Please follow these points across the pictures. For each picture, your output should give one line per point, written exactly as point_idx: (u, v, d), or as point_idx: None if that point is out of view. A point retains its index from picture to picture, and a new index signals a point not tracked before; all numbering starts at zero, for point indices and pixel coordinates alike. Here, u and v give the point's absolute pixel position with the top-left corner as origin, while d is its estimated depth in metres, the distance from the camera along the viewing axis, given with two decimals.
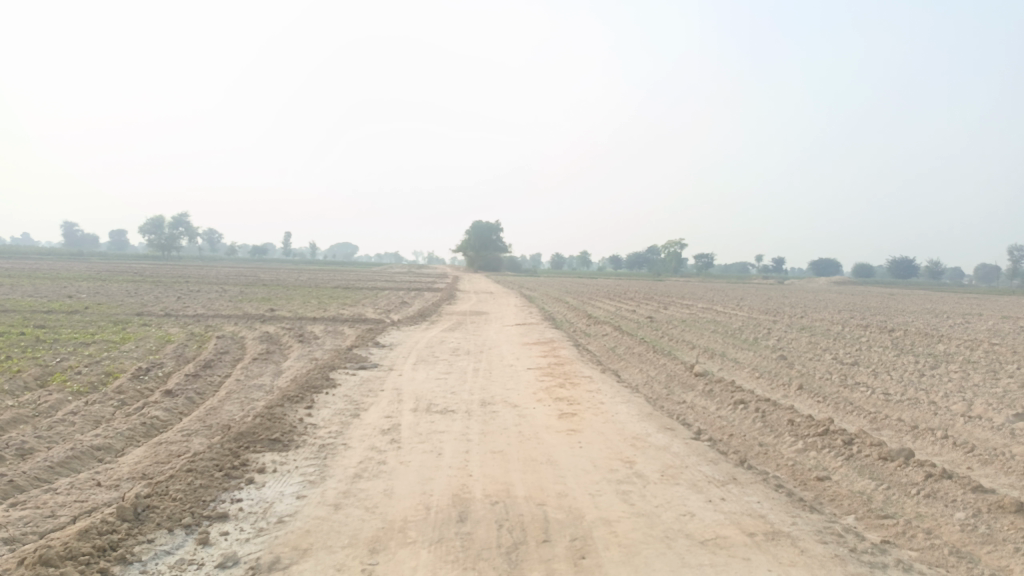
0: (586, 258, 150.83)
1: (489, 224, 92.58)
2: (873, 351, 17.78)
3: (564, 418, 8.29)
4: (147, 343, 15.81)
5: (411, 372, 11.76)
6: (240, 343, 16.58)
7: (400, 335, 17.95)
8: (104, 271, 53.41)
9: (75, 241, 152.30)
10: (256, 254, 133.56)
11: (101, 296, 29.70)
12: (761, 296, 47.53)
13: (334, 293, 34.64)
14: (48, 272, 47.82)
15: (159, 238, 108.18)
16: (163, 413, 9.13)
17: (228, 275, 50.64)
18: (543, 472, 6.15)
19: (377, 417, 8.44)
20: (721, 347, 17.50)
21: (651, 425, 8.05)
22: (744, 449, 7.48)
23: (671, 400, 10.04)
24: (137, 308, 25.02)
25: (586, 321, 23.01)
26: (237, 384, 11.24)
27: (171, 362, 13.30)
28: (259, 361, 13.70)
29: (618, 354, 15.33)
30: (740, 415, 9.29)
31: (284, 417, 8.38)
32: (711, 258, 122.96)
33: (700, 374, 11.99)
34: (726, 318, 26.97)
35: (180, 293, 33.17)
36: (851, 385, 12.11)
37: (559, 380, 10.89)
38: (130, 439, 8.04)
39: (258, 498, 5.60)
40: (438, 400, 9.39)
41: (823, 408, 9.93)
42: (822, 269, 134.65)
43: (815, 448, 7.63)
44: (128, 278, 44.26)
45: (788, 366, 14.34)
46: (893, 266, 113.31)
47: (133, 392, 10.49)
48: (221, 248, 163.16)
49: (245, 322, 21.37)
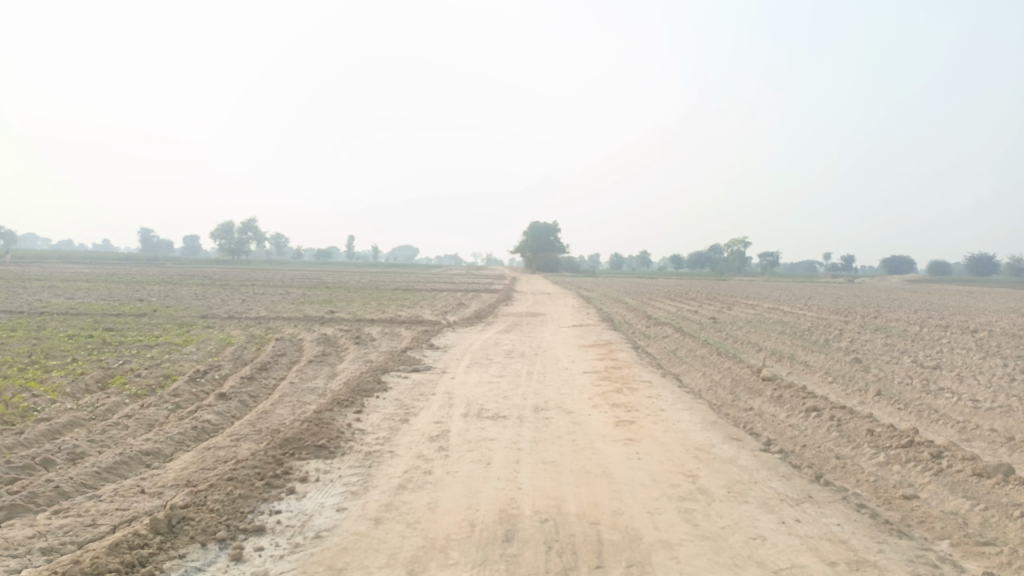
0: (646, 257, 148.98)
1: (547, 224, 92.21)
2: (955, 353, 16.65)
3: (622, 426, 7.83)
4: (207, 345, 15.99)
5: (464, 375, 11.47)
6: (297, 345, 16.62)
7: (456, 337, 17.70)
8: (175, 275, 55.13)
9: (150, 246, 158.37)
10: (320, 256, 136.81)
11: (169, 299, 30.55)
12: (830, 295, 45.68)
13: (393, 295, 34.87)
14: (122, 276, 49.49)
15: (228, 243, 111.83)
16: (215, 417, 9.06)
17: (293, 279, 51.56)
18: (598, 486, 5.71)
19: (426, 423, 8.14)
20: (789, 349, 16.66)
21: (715, 435, 7.51)
22: (818, 462, 6.89)
23: (736, 407, 9.45)
24: (202, 311, 25.57)
25: (646, 322, 22.37)
26: (291, 387, 11.14)
27: (228, 364, 13.36)
28: (314, 363, 13.64)
29: (680, 356, 14.74)
30: (812, 423, 8.65)
31: (332, 423, 8.16)
32: (776, 257, 119.72)
33: (767, 379, 11.32)
34: (794, 319, 25.84)
35: (245, 296, 33.86)
36: (933, 391, 11.22)
37: (616, 385, 10.41)
38: (180, 443, 7.95)
39: (297, 509, 5.35)
40: (490, 405, 9.05)
41: (905, 416, 9.17)
42: (896, 268, 129.32)
43: (898, 462, 6.97)
44: (198, 281, 45.72)
45: (863, 369, 13.47)
46: (971, 263, 108.06)
47: (188, 395, 10.49)
48: (288, 252, 167.25)
49: (304, 324, 21.53)
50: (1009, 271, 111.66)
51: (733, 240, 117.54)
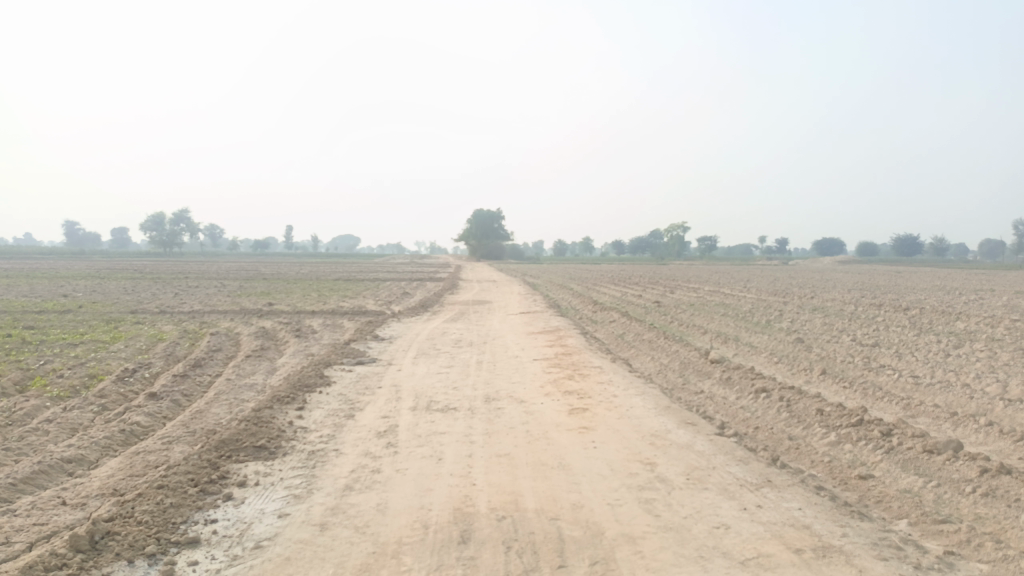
0: (588, 243, 150.49)
1: (491, 212, 91.73)
2: (891, 330, 17.12)
3: (575, 414, 7.65)
4: (137, 342, 15.19)
5: (411, 366, 11.14)
6: (235, 339, 15.96)
7: (401, 327, 17.29)
8: (104, 269, 52.74)
9: (77, 240, 151.57)
10: (257, 247, 133.49)
11: (96, 295, 29.10)
12: (767, 277, 46.83)
13: (333, 287, 34.05)
14: (44, 271, 46.97)
15: (160, 235, 107.81)
16: (145, 419, 8.51)
17: (230, 271, 50.25)
18: (554, 479, 5.50)
19: (372, 418, 7.80)
20: (733, 331, 16.84)
21: (670, 420, 7.40)
22: (773, 444, 6.85)
23: (687, 390, 9.40)
24: (132, 306, 24.43)
25: (593, 307, 22.38)
26: (228, 384, 10.61)
27: (160, 362, 12.68)
28: (253, 358, 13.08)
29: (627, 341, 14.72)
30: (763, 404, 8.65)
31: (271, 421, 7.73)
32: (714, 242, 122.41)
33: (716, 361, 11.34)
34: (735, 301, 26.25)
35: (178, 289, 32.58)
36: (875, 369, 11.43)
37: (567, 372, 10.25)
38: (106, 448, 7.42)
39: (235, 518, 4.98)
40: (439, 397, 8.75)
41: (851, 395, 9.27)
42: (827, 249, 133.80)
43: (850, 441, 6.98)
44: (126, 275, 43.87)
45: (806, 349, 13.68)
46: (897, 243, 112.57)
47: (116, 396, 9.86)
48: (224, 244, 162.53)
49: (241, 317, 20.74)
50: (932, 250, 116.81)
51: (672, 225, 119.48)
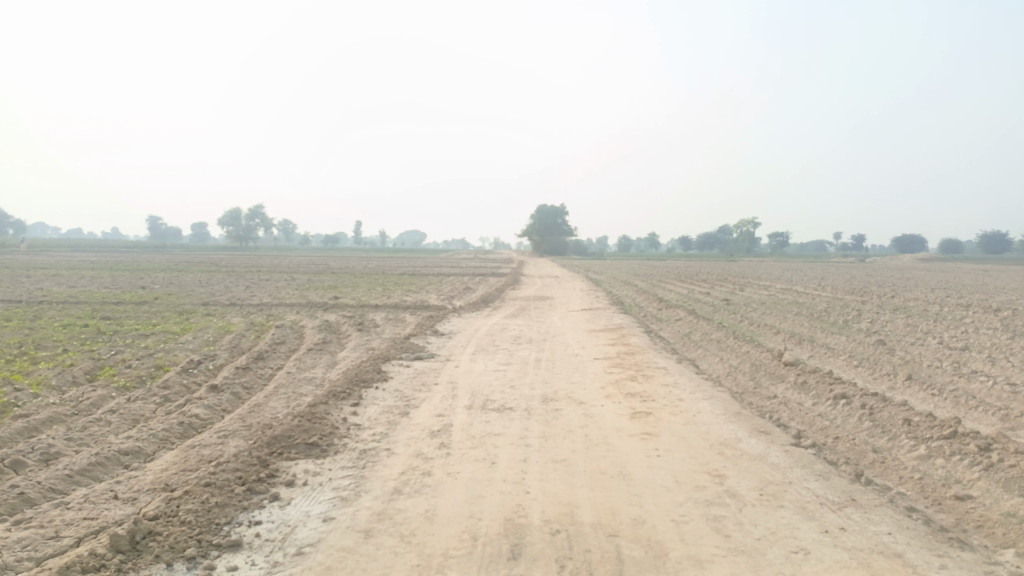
0: (654, 239, 148.32)
1: (555, 208, 91.18)
2: (981, 333, 15.96)
3: (638, 419, 7.24)
4: (205, 334, 15.46)
5: (469, 363, 10.91)
6: (298, 332, 16.08)
7: (461, 322, 17.12)
8: (182, 262, 54.57)
9: (159, 234, 158.11)
10: (327, 242, 136.99)
11: (172, 287, 30.12)
12: (843, 275, 44.89)
13: (398, 281, 34.28)
14: (127, 264, 48.97)
15: (235, 230, 111.40)
16: (204, 412, 8.52)
17: (299, 264, 51.43)
18: (614, 490, 5.12)
19: (427, 417, 7.57)
20: (808, 331, 16.02)
21: (741, 427, 6.91)
22: (855, 457, 6.28)
23: (759, 395, 8.84)
24: (204, 298, 25.09)
25: (658, 305, 21.74)
26: (287, 377, 10.59)
27: (224, 354, 12.83)
28: (314, 352, 13.09)
29: (694, 340, 14.14)
30: (842, 412, 8.04)
31: (325, 418, 7.58)
32: (786, 238, 118.70)
33: (790, 363, 10.69)
34: (809, 300, 25.09)
35: (249, 283, 33.37)
36: (966, 375, 10.56)
37: (630, 372, 9.81)
38: (163, 441, 7.42)
39: (279, 520, 4.80)
40: (496, 395, 8.48)
41: (940, 403, 8.53)
42: (907, 246, 128.00)
43: (942, 456, 6.35)
44: (201, 269, 45.33)
45: (888, 352, 12.81)
46: (984, 240, 106.66)
47: (178, 387, 9.95)
48: (296, 239, 166.98)
49: (306, 310, 20.98)
50: (1022, 247, 110.30)
51: (742, 221, 116.25)
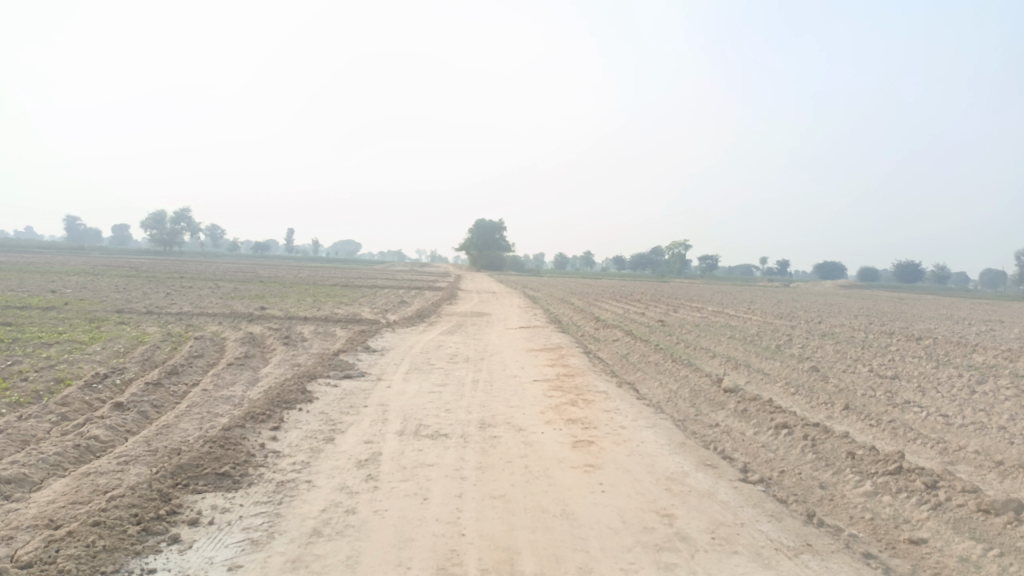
0: (589, 258, 150.12)
1: (493, 223, 91.02)
2: (907, 362, 16.29)
3: (579, 448, 6.87)
4: (116, 344, 14.34)
5: (402, 383, 10.36)
6: (219, 345, 15.11)
7: (395, 338, 16.48)
8: (99, 265, 51.66)
9: (78, 236, 150.26)
10: (258, 250, 133.49)
11: (86, 292, 28.31)
12: (772, 299, 46.03)
13: (330, 292, 33.18)
14: (37, 266, 45.89)
15: (161, 234, 107.18)
16: (105, 433, 7.71)
17: (226, 272, 49.55)
18: (558, 532, 4.71)
19: (353, 443, 7.00)
20: (743, 356, 16.03)
21: (686, 460, 6.61)
22: (803, 494, 6.06)
23: (700, 423, 8.61)
24: (120, 305, 23.58)
25: (595, 324, 21.57)
26: (203, 395, 9.79)
27: (135, 367, 11.85)
28: (235, 367, 12.26)
29: (632, 363, 13.95)
30: (784, 443, 7.86)
31: (241, 443, 6.93)
32: (715, 261, 122.04)
33: (729, 390, 10.53)
34: (741, 324, 25.36)
35: (171, 290, 31.77)
36: (899, 405, 10.60)
37: (570, 397, 9.44)
38: (54, 467, 6.62)
39: (177, 570, 4.20)
40: (429, 420, 7.96)
41: (879, 435, 8.46)
42: (829, 273, 133.05)
43: (888, 493, 6.19)
44: (120, 272, 43.08)
45: (822, 379, 12.86)
46: (899, 270, 111.97)
47: (79, 404, 9.04)
48: (224, 245, 161.91)
49: (230, 321, 19.91)
50: (934, 279, 116.26)
51: (674, 244, 118.67)
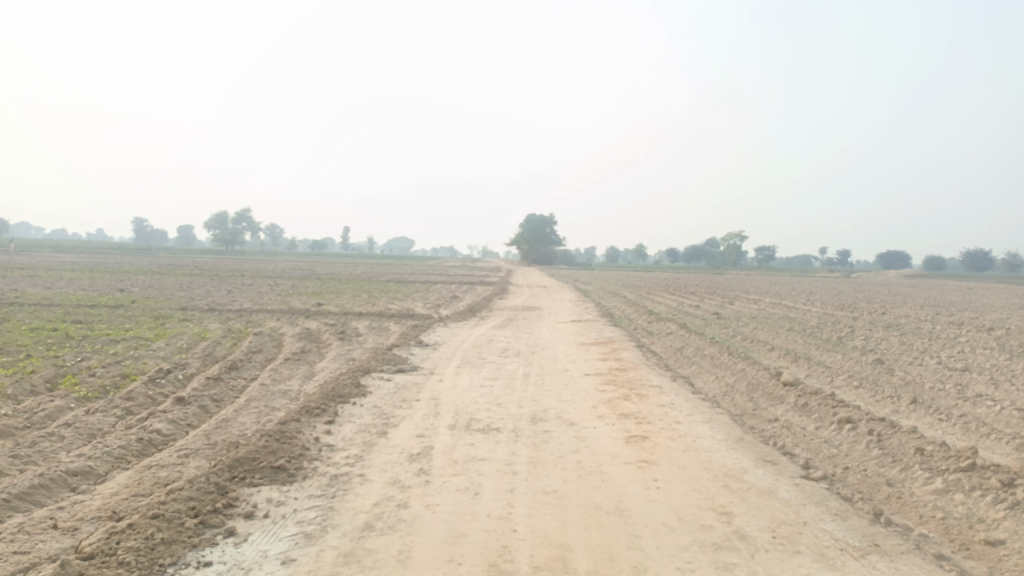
0: (642, 251, 148.50)
1: (545, 217, 90.82)
2: (979, 353, 15.57)
3: (633, 443, 6.74)
4: (178, 340, 14.78)
5: (453, 377, 10.37)
6: (276, 340, 15.42)
7: (447, 333, 16.55)
8: (165, 265, 53.42)
9: (144, 236, 155.68)
10: (314, 247, 136.19)
11: (152, 290, 29.29)
12: (832, 290, 44.71)
13: (384, 288, 33.60)
14: (108, 266, 47.76)
15: (221, 234, 110.31)
16: (167, 426, 7.91)
17: (282, 269, 50.72)
18: (611, 530, 4.60)
19: (405, 437, 7.01)
20: (802, 348, 15.55)
21: (744, 456, 6.41)
22: (869, 492, 5.80)
23: (758, 417, 8.35)
24: (182, 302, 24.32)
25: (648, 317, 21.28)
26: (260, 390, 9.99)
27: (196, 362, 12.17)
28: (291, 362, 12.47)
29: (687, 356, 13.67)
30: (848, 438, 7.56)
31: (296, 437, 7.02)
32: (772, 252, 119.32)
33: (789, 383, 10.21)
34: (800, 315, 24.67)
35: (231, 287, 32.63)
36: (971, 398, 10.11)
37: (623, 391, 9.29)
38: (119, 459, 6.82)
39: (232, 563, 4.25)
40: (481, 414, 7.93)
41: (949, 430, 8.06)
42: (893, 262, 128.58)
43: (961, 491, 5.88)
44: (184, 272, 44.43)
45: (887, 372, 12.37)
46: (968, 258, 107.47)
47: (144, 399, 9.33)
48: (282, 244, 165.82)
49: (287, 317, 20.32)
50: (1006, 267, 111.22)
51: (729, 235, 116.39)
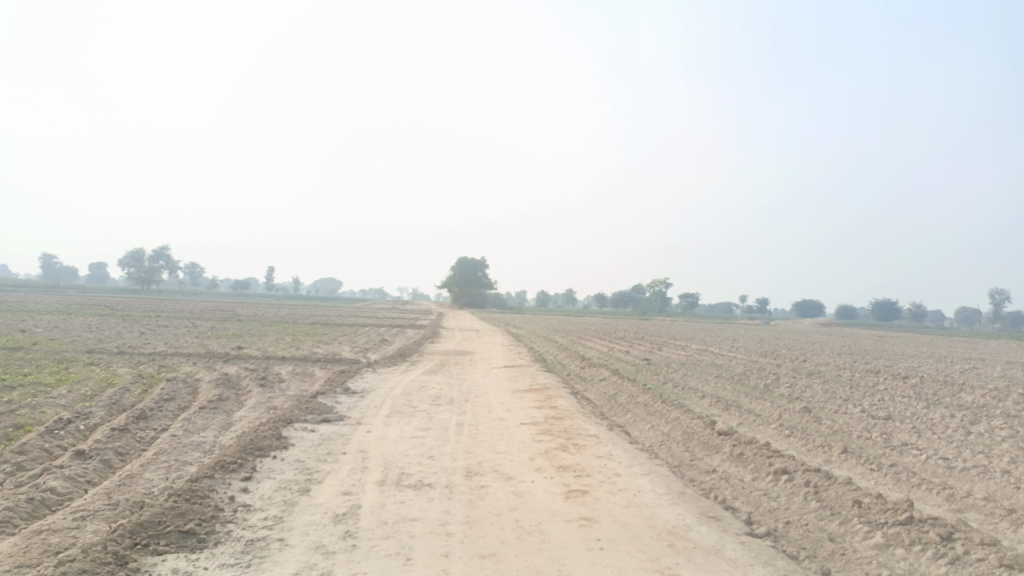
0: (571, 296, 150.31)
1: (475, 261, 90.83)
2: (898, 401, 16.03)
3: (573, 499, 6.45)
4: (83, 387, 13.71)
5: (383, 427, 9.88)
6: (193, 387, 14.52)
7: (375, 379, 15.98)
8: (72, 304, 50.61)
9: (54, 273, 147.51)
10: (237, 287, 132.24)
11: (57, 331, 27.46)
12: (755, 337, 45.99)
13: (310, 330, 32.56)
14: (9, 304, 44.72)
15: (138, 272, 105.72)
16: (62, 484, 7.15)
17: (200, 310, 48.74)
18: None
19: (331, 495, 6.53)
20: (732, 396, 15.67)
21: (687, 512, 6.20)
22: (814, 550, 5.68)
23: (696, 469, 8.21)
24: (91, 345, 22.82)
25: (580, 363, 21.21)
26: (171, 442, 9.25)
27: (101, 411, 11.25)
28: (207, 411, 11.68)
29: (621, 404, 13.55)
30: (786, 490, 7.47)
31: (209, 496, 6.43)
32: (696, 299, 122.83)
33: (723, 432, 10.15)
34: (727, 362, 25.09)
35: (146, 329, 30.97)
36: (897, 447, 10.26)
37: (559, 441, 9.02)
38: (2, 524, 6.06)
39: None
40: (412, 468, 7.51)
41: (881, 481, 8.11)
42: (809, 311, 134.00)
43: (902, 545, 5.82)
44: (94, 311, 42.07)
45: (815, 421, 12.51)
46: (876, 308, 113.08)
47: (39, 453, 8.48)
48: (203, 284, 160.16)
49: (205, 362, 19.27)
50: (911, 316, 117.48)
51: (655, 282, 119.08)
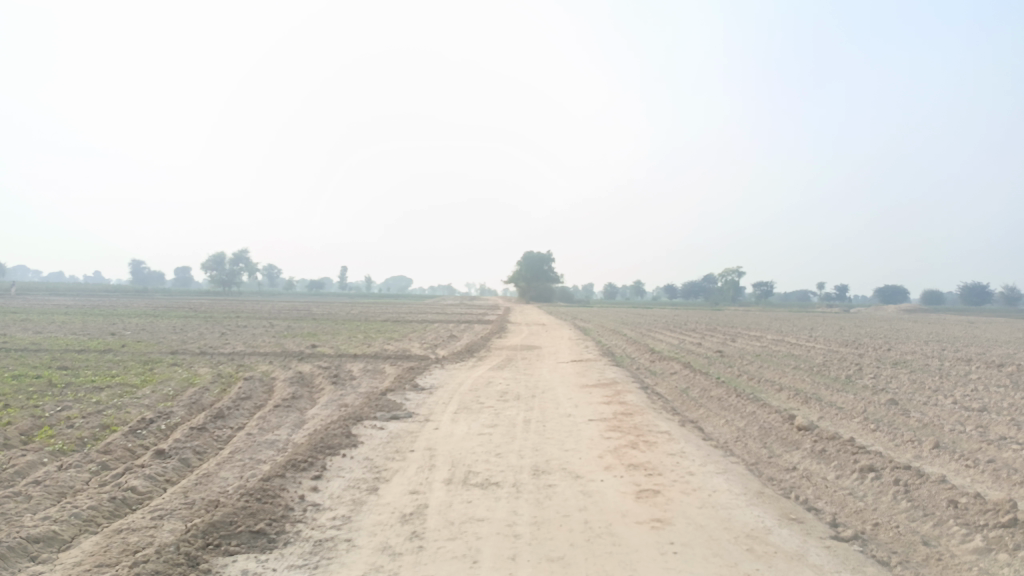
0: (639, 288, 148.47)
1: (542, 254, 90.70)
2: (993, 391, 15.03)
3: (644, 499, 6.23)
4: (165, 387, 14.22)
5: (450, 424, 9.85)
6: (268, 386, 14.88)
7: (443, 375, 16.04)
8: (158, 307, 53.11)
9: (142, 278, 155.32)
10: (312, 287, 136.16)
11: (144, 333, 28.74)
12: (835, 326, 44.27)
13: (381, 328, 33.10)
14: (101, 308, 47.23)
15: (218, 274, 110.06)
16: (142, 483, 7.38)
17: (276, 310, 50.28)
18: None
19: (398, 494, 6.50)
20: (811, 388, 15.02)
21: (766, 513, 5.90)
22: (906, 555, 5.30)
23: (775, 466, 7.84)
24: (174, 346, 23.80)
25: (651, 356, 20.77)
26: (245, 440, 9.46)
27: (181, 411, 11.62)
28: (281, 409, 11.92)
29: (693, 398, 13.17)
30: (873, 489, 7.04)
31: (279, 495, 6.51)
32: (769, 287, 119.44)
33: (804, 427, 9.69)
34: (804, 352, 24.18)
35: (226, 329, 32.07)
36: (994, 441, 9.58)
37: (630, 438, 8.78)
38: (86, 523, 6.28)
39: None
40: (480, 466, 7.42)
41: (979, 479, 7.55)
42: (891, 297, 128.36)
43: (1005, 549, 5.37)
44: (180, 314, 44.01)
45: (903, 414, 11.83)
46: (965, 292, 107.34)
47: (123, 452, 8.79)
48: (279, 284, 165.47)
49: (280, 360, 19.76)
50: (1004, 300, 111.08)
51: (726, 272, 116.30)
